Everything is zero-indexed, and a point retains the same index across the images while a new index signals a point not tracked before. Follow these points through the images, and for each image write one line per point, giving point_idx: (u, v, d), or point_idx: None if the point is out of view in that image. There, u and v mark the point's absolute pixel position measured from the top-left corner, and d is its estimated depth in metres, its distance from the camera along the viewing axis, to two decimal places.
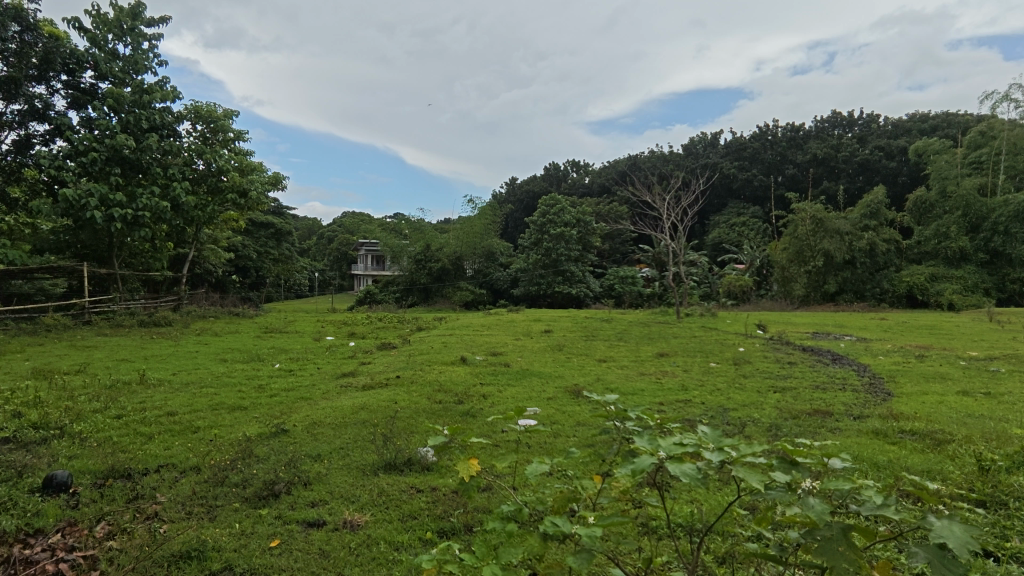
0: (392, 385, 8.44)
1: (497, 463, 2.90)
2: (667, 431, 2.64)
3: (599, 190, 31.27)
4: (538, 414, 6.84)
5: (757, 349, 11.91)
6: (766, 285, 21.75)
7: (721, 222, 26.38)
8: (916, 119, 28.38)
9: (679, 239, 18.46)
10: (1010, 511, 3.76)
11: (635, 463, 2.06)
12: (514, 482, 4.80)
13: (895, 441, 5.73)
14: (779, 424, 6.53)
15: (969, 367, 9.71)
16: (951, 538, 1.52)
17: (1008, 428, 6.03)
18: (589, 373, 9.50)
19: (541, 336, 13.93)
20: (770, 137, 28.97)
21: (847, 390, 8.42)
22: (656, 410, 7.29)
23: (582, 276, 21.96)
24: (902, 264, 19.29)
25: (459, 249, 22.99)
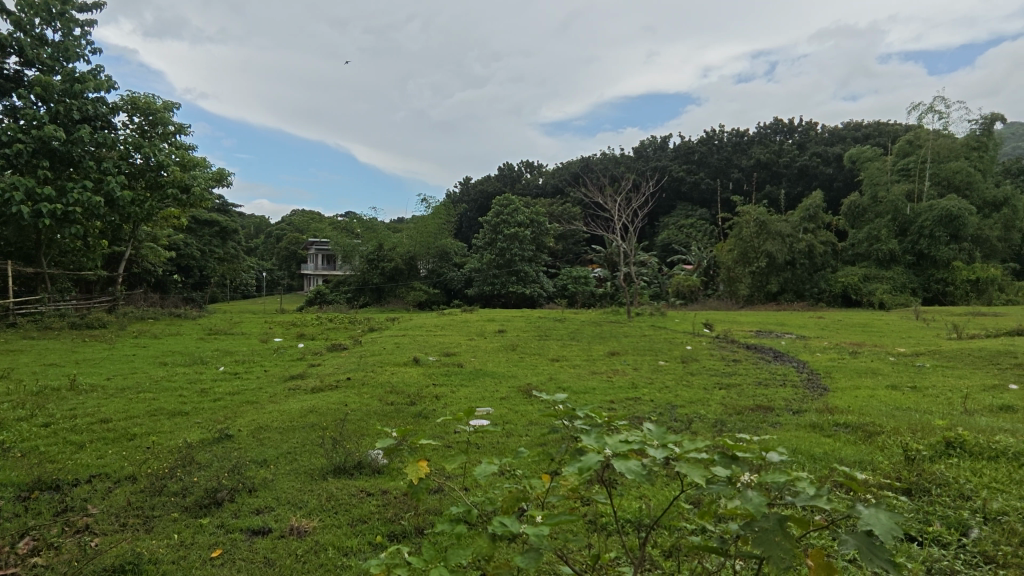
0: (342, 387, 8.27)
1: (447, 464, 2.87)
2: (615, 428, 2.68)
3: (552, 190, 31.57)
4: (490, 414, 6.86)
5: (704, 347, 12.28)
6: (712, 285, 22.48)
7: (671, 223, 27.08)
8: (851, 127, 29.84)
9: (631, 240, 18.80)
10: (933, 497, 4.01)
11: (581, 461, 2.09)
12: (467, 483, 4.79)
13: (831, 434, 6.02)
14: (723, 419, 6.77)
15: (897, 363, 10.32)
16: (877, 525, 1.60)
17: (931, 420, 6.42)
18: (541, 373, 9.56)
19: (494, 336, 13.96)
20: (716, 142, 29.92)
21: (788, 386, 8.80)
22: (606, 408, 7.41)
23: (536, 276, 22.07)
24: (838, 265, 20.29)
25: (413, 248, 22.78)
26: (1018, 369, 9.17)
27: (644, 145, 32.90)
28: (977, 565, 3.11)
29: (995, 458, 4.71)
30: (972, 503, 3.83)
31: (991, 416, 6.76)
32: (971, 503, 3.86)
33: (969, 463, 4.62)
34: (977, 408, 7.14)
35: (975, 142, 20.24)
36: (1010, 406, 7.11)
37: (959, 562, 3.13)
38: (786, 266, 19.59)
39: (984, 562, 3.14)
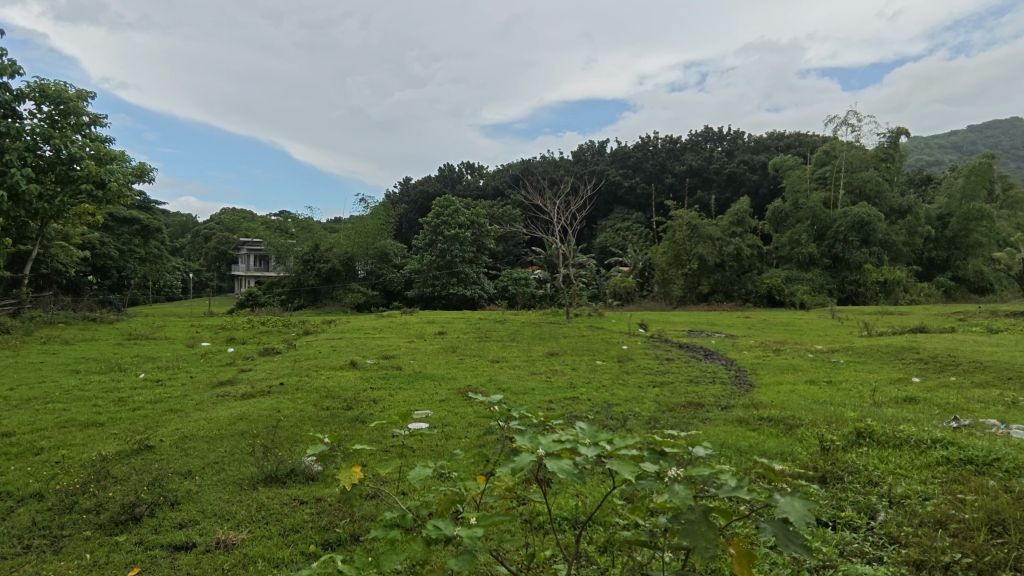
0: (275, 393, 7.96)
1: (380, 469, 2.82)
2: (550, 427, 2.73)
3: (493, 192, 31.66)
4: (429, 417, 6.80)
5: (639, 346, 12.67)
6: (647, 286, 23.20)
7: (609, 226, 27.73)
8: (774, 136, 31.54)
9: (569, 242, 19.09)
10: (846, 484, 4.31)
11: (515, 462, 2.11)
12: (404, 487, 4.74)
13: (755, 427, 6.36)
14: (656, 416, 7.02)
15: (815, 359, 11.01)
16: (792, 512, 1.72)
17: (844, 412, 6.90)
18: (481, 374, 9.56)
19: (434, 337, 13.84)
20: (651, 148, 30.90)
21: (717, 383, 9.22)
22: (544, 408, 7.53)
23: (477, 277, 22.01)
24: (763, 267, 21.39)
25: (350, 249, 22.25)
26: (919, 363, 9.97)
27: (583, 150, 33.55)
28: (883, 545, 3.37)
29: (899, 446, 5.11)
30: (879, 488, 4.15)
31: (896, 407, 7.32)
32: (878, 488, 4.18)
33: (877, 451, 5.00)
34: (884, 400, 7.73)
35: (883, 154, 21.82)
36: (912, 398, 7.74)
37: (868, 544, 3.38)
38: (716, 268, 20.51)
39: (889, 542, 3.41)
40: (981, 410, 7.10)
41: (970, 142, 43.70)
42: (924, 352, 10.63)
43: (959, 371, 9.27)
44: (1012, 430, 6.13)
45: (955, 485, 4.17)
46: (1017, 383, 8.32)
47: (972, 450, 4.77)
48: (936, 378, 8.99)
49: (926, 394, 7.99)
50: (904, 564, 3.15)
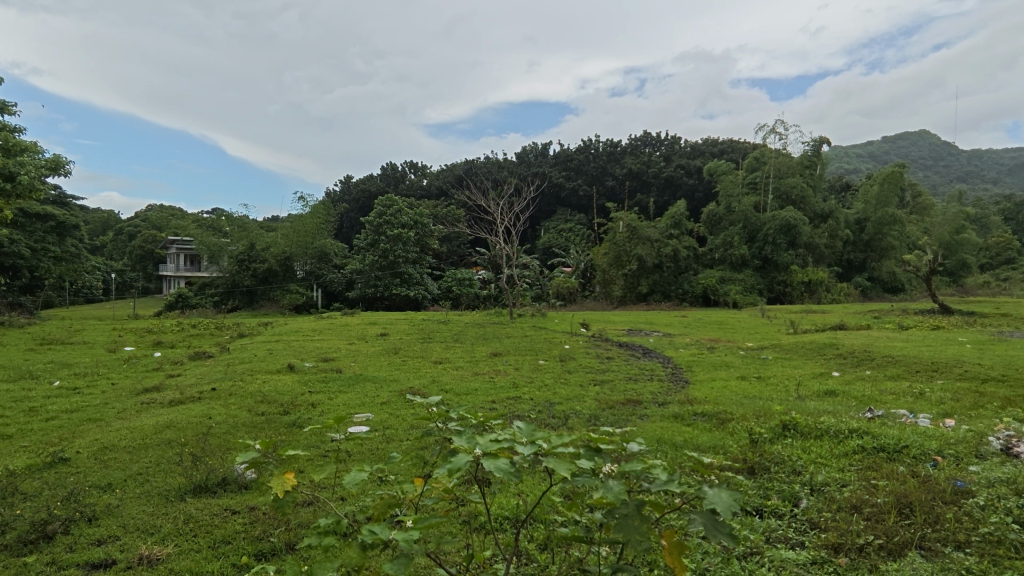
0: (206, 399, 7.61)
1: (314, 474, 2.75)
2: (489, 427, 2.75)
3: (436, 192, 31.41)
4: (369, 420, 6.70)
5: (581, 346, 12.90)
6: (589, 287, 23.63)
7: (552, 228, 28.03)
8: (709, 142, 32.78)
9: (513, 243, 19.19)
10: (772, 474, 4.56)
11: (452, 462, 2.12)
12: (343, 493, 4.65)
13: (690, 422, 6.61)
14: (597, 414, 7.17)
15: (746, 356, 11.54)
16: (720, 503, 1.81)
17: (771, 406, 7.28)
18: (424, 375, 9.48)
19: (376, 339, 13.62)
20: (593, 151, 31.51)
21: (654, 380, 9.53)
22: (486, 408, 7.56)
23: (420, 277, 21.74)
24: (699, 268, 22.19)
25: (288, 249, 21.54)
26: (838, 358, 10.65)
27: (526, 151, 33.82)
28: (805, 531, 3.58)
29: (820, 436, 5.43)
30: (802, 477, 4.40)
31: (818, 400, 7.80)
32: (802, 476, 4.44)
33: (801, 442, 5.30)
34: (807, 393, 8.20)
35: (807, 161, 23.10)
36: (832, 391, 8.24)
37: (790, 530, 3.58)
38: (655, 269, 21.19)
39: (809, 528, 3.63)
40: (893, 400, 7.67)
41: (883, 152, 46.87)
42: (843, 348, 11.33)
43: (874, 365, 9.96)
44: (919, 419, 6.66)
45: (868, 472, 4.48)
46: (923, 375, 9.04)
47: (885, 438, 5.14)
48: (853, 372, 9.62)
49: (845, 387, 8.56)
50: (824, 547, 3.37)
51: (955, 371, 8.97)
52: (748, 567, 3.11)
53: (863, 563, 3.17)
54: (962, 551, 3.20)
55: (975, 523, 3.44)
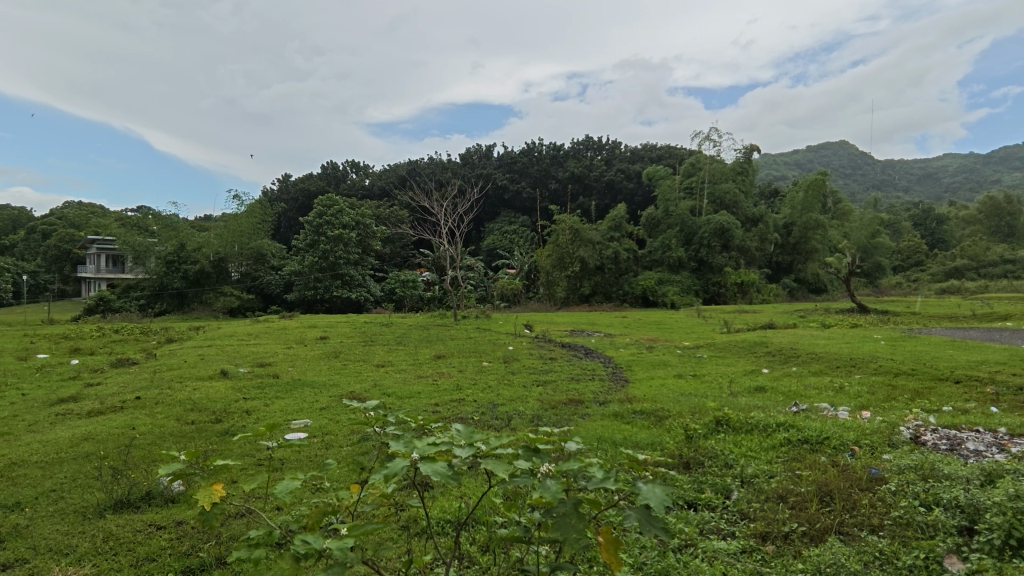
0: (129, 408, 7.17)
1: (244, 484, 2.64)
2: (428, 430, 2.72)
3: (379, 192, 30.85)
4: (307, 426, 6.51)
5: (524, 347, 12.99)
6: (533, 288, 23.85)
7: (496, 229, 28.06)
8: (648, 147, 33.76)
9: (457, 244, 19.10)
10: (706, 468, 4.75)
11: (389, 467, 2.09)
12: (277, 503, 4.49)
13: (629, 421, 6.79)
14: (539, 414, 7.25)
15: (683, 355, 11.96)
16: (653, 498, 1.87)
17: (705, 403, 7.58)
18: (365, 380, 9.29)
19: (316, 342, 13.25)
20: (536, 154, 31.81)
21: (596, 379, 9.73)
22: (429, 411, 7.49)
23: (362, 279, 21.27)
24: (639, 270, 22.79)
25: (222, 249, 20.61)
26: (767, 356, 11.19)
27: (471, 153, 33.73)
28: (736, 521, 3.75)
29: (750, 431, 5.69)
30: (734, 470, 4.60)
31: (749, 396, 8.17)
32: (733, 470, 4.64)
33: (732, 436, 5.54)
34: (739, 390, 8.57)
35: (739, 167, 24.18)
36: (761, 387, 8.67)
37: (722, 522, 3.73)
38: (596, 270, 21.65)
39: (740, 519, 3.79)
40: (816, 395, 8.13)
41: (807, 160, 49.63)
42: (771, 346, 11.93)
43: (799, 361, 10.55)
44: (839, 412, 7.10)
45: (794, 464, 4.74)
46: (842, 370, 9.65)
47: (808, 431, 5.46)
48: (781, 369, 10.14)
49: (772, 383, 9.02)
50: (752, 537, 3.54)
51: (871, 366, 9.60)
52: (682, 559, 3.21)
53: (788, 549, 3.35)
54: (877, 534, 3.45)
55: (888, 508, 3.71)
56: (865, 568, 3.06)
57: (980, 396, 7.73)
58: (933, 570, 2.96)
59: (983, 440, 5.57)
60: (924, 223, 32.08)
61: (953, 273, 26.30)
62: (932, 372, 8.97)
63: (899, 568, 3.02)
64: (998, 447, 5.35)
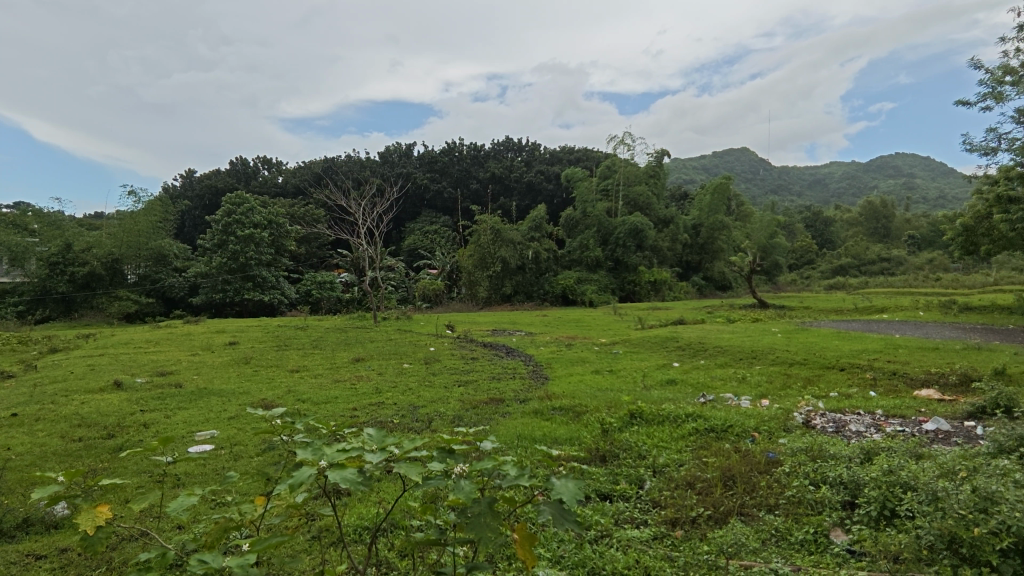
0: (3, 428, 6.46)
1: (132, 504, 2.43)
2: (341, 436, 2.64)
3: (293, 190, 29.55)
4: (214, 438, 6.15)
5: (445, 348, 12.94)
6: (455, 289, 23.75)
7: (417, 229, 27.63)
8: (567, 149, 34.56)
9: (376, 244, 18.57)
10: (620, 460, 4.96)
11: (295, 477, 2.02)
12: (176, 522, 4.21)
13: (548, 417, 6.94)
14: (460, 415, 7.26)
15: (600, 352, 12.35)
16: (566, 493, 1.91)
17: (620, 397, 7.87)
18: (278, 386, 8.88)
19: (224, 349, 12.52)
20: (457, 154, 31.71)
21: (516, 378, 9.85)
22: (346, 416, 7.30)
23: (276, 281, 20.26)
24: (558, 270, 23.25)
25: (116, 250, 18.98)
26: (678, 351, 11.76)
27: (390, 151, 33.03)
28: (648, 510, 3.93)
29: (662, 422, 5.97)
30: (646, 461, 4.83)
31: (660, 389, 8.59)
32: (646, 460, 4.87)
33: (645, 428, 5.79)
34: (652, 383, 8.97)
35: (651, 171, 25.24)
36: (672, 380, 9.13)
37: (636, 511, 3.90)
38: (517, 270, 21.88)
39: (652, 507, 3.98)
40: (721, 386, 8.67)
41: (714, 165, 52.65)
42: (682, 341, 12.56)
43: (707, 354, 11.21)
44: (741, 401, 7.60)
45: (701, 451, 5.03)
46: (744, 362, 10.34)
47: (714, 420, 5.82)
48: (690, 362, 10.71)
49: (682, 375, 9.52)
50: (663, 523, 3.73)
51: (769, 358, 10.35)
52: (599, 549, 3.30)
53: (695, 533, 3.55)
54: (773, 513, 3.75)
55: (782, 488, 4.04)
56: (763, 545, 3.30)
57: (860, 381, 8.57)
58: (821, 543, 3.27)
59: (864, 422, 6.17)
60: (814, 224, 34.96)
61: (839, 271, 28.83)
62: (821, 361, 9.79)
63: (792, 544, 3.30)
64: (875, 427, 5.95)
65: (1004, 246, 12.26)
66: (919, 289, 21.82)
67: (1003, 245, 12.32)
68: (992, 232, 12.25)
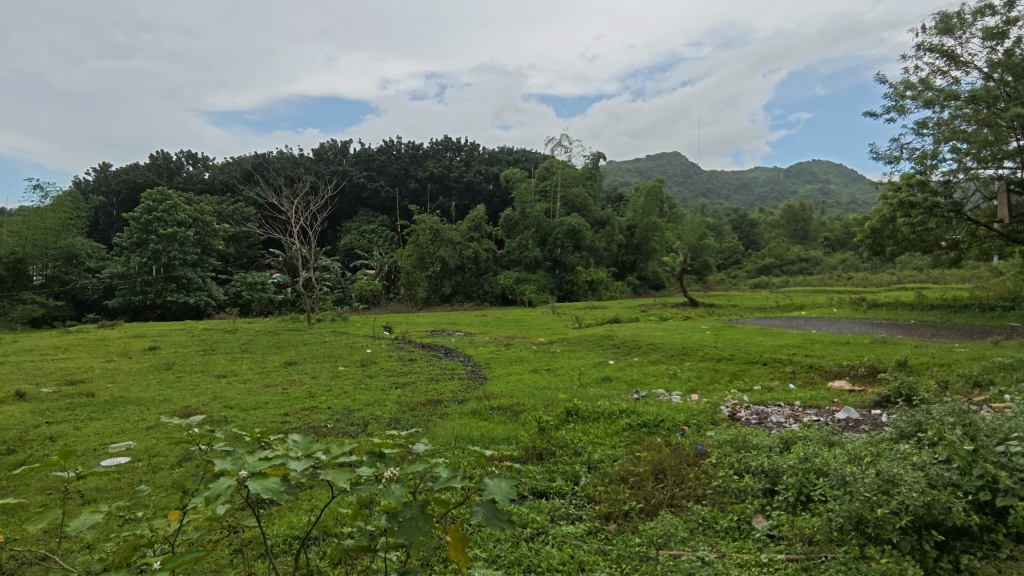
0: None
1: (28, 524, 2.18)
2: (266, 444, 2.49)
3: (220, 187, 28.16)
4: (130, 449, 5.76)
5: (382, 349, 12.70)
6: (393, 289, 23.33)
7: (353, 228, 26.95)
8: (506, 150, 34.71)
9: (311, 244, 17.91)
10: (556, 458, 5.00)
11: (212, 488, 1.87)
12: (83, 542, 3.91)
13: (486, 417, 6.93)
14: (397, 417, 7.13)
15: (538, 350, 12.48)
16: (498, 492, 1.87)
17: (556, 395, 7.96)
18: (203, 393, 8.42)
19: (143, 354, 11.76)
20: (394, 152, 31.19)
21: (455, 378, 9.80)
22: (277, 421, 7.02)
23: (202, 282, 19.24)
24: (498, 270, 23.29)
25: (19, 249, 17.43)
26: (613, 348, 12.03)
27: (324, 148, 32.07)
28: (583, 506, 3.98)
29: (597, 419, 6.08)
30: (582, 457, 4.90)
31: (596, 386, 8.77)
32: (581, 457, 4.95)
33: (581, 425, 5.89)
34: (588, 381, 9.12)
35: (588, 173, 25.75)
36: (607, 377, 9.35)
37: (571, 507, 3.93)
38: (457, 270, 21.74)
39: (587, 502, 4.04)
40: (653, 381, 8.96)
41: (648, 168, 54.36)
42: (617, 339, 12.88)
43: (640, 352, 11.54)
44: (672, 396, 7.88)
45: (634, 446, 5.16)
46: (675, 359, 10.72)
47: (646, 415, 5.99)
48: (624, 359, 11.00)
49: (617, 372, 9.77)
50: (597, 518, 3.78)
51: (698, 354, 10.78)
52: (534, 546, 3.31)
53: (627, 526, 3.62)
54: (700, 503, 3.88)
55: (709, 478, 4.20)
56: (691, 534, 3.42)
57: (781, 375, 9.07)
58: (744, 529, 3.41)
59: (784, 413, 6.53)
60: (740, 226, 36.75)
61: (763, 270, 30.42)
62: (746, 356, 10.28)
63: (718, 531, 3.43)
64: (793, 418, 6.29)
65: (906, 247, 13.30)
66: (833, 287, 23.35)
67: (905, 247, 13.36)
68: (896, 234, 13.24)
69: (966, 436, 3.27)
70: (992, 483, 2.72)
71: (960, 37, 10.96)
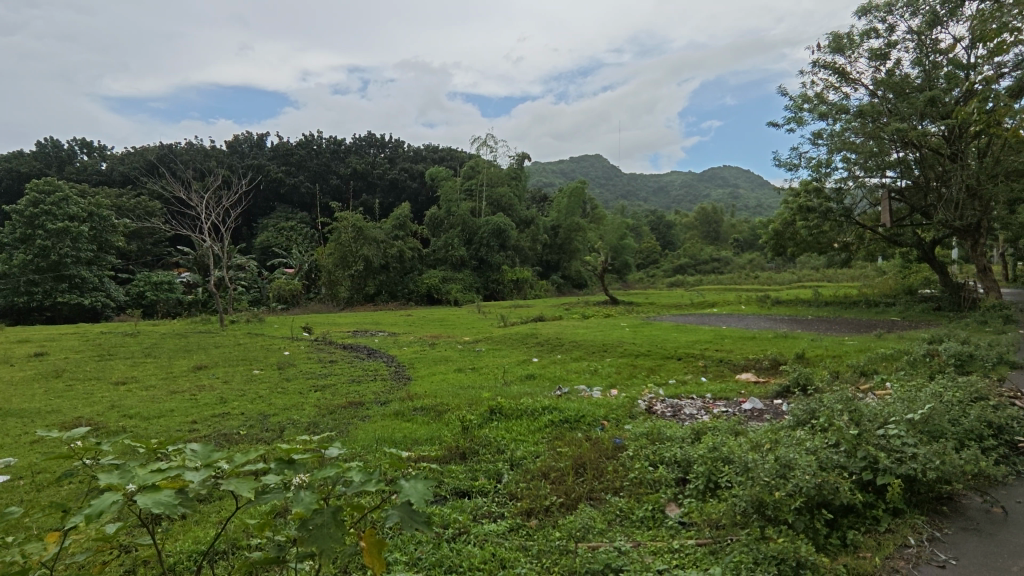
0: None
1: None
2: (163, 455, 2.27)
3: (121, 179, 26.02)
4: (10, 466, 5.18)
5: (302, 351, 12.18)
6: (314, 289, 22.43)
7: (270, 225, 25.70)
8: (431, 147, 34.30)
9: (223, 241, 16.89)
10: (479, 456, 4.97)
11: (95, 505, 1.66)
12: None
13: (409, 418, 6.79)
14: (316, 421, 6.86)
15: (463, 350, 12.39)
16: (415, 494, 1.79)
17: (480, 394, 7.94)
18: (98, 402, 7.71)
19: (28, 361, 10.62)
20: (315, 147, 30.03)
21: (377, 379, 9.55)
22: (183, 430, 6.55)
23: (99, 282, 17.68)
24: (424, 268, 22.94)
25: None
26: (537, 346, 12.14)
27: (238, 141, 30.35)
28: (505, 503, 3.98)
29: (520, 416, 6.11)
30: (505, 455, 4.92)
31: (520, 384, 8.84)
32: (504, 454, 4.95)
33: (504, 423, 5.90)
34: (512, 380, 9.16)
35: (513, 173, 25.95)
36: (531, 375, 9.43)
37: (493, 505, 3.92)
38: (381, 269, 21.21)
39: (509, 500, 4.04)
40: (575, 378, 9.15)
41: (572, 170, 55.53)
42: (541, 336, 13.01)
43: (564, 349, 11.74)
44: (592, 392, 8.07)
45: (555, 442, 5.23)
46: (597, 355, 10.99)
47: (567, 411, 6.09)
48: (548, 357, 11.15)
49: (541, 370, 9.88)
50: (519, 514, 3.79)
51: (618, 350, 11.10)
52: (455, 547, 3.26)
53: (548, 521, 3.64)
54: (618, 495, 3.98)
55: (626, 471, 4.32)
56: (609, 526, 3.49)
57: (694, 369, 9.51)
58: (657, 518, 3.53)
59: (696, 405, 6.84)
60: (658, 227, 38.24)
61: (679, 270, 31.84)
62: (662, 351, 10.69)
63: (634, 521, 3.52)
64: (704, 409, 6.60)
65: (805, 248, 14.31)
66: (742, 286, 24.81)
67: (804, 247, 14.39)
68: (796, 235, 14.24)
69: (853, 421, 3.54)
70: (874, 464, 2.96)
71: (850, 56, 11.91)
